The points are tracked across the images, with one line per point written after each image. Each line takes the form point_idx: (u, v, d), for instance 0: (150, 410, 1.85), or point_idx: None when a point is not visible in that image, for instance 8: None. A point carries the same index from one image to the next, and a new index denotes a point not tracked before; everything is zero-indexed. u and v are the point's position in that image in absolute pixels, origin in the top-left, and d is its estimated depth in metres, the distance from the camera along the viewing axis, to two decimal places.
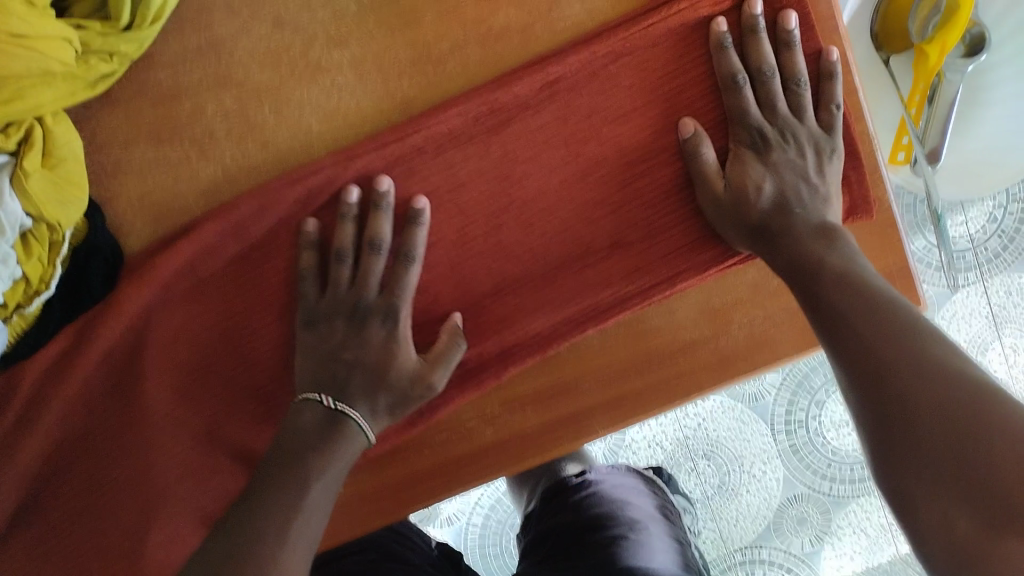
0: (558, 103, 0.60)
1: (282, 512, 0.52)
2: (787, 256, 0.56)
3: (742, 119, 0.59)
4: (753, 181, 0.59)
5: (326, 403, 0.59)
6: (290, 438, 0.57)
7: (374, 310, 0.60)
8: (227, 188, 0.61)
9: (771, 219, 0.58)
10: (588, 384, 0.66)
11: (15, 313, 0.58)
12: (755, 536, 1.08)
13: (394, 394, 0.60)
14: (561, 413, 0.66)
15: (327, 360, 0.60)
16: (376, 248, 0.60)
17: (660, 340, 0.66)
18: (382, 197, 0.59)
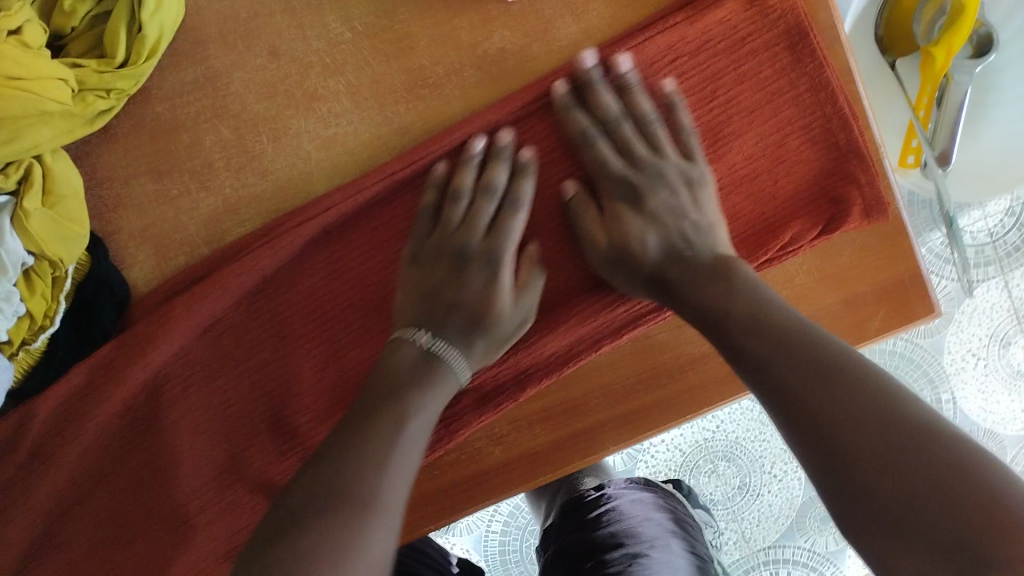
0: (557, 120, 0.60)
1: (379, 447, 0.49)
2: (688, 306, 0.52)
3: (602, 172, 0.57)
4: (633, 233, 0.56)
5: (423, 343, 0.55)
6: (384, 376, 0.54)
7: (476, 251, 0.57)
8: (228, 218, 0.61)
9: (667, 266, 0.54)
10: (597, 401, 0.65)
11: (21, 350, 0.58)
12: (778, 536, 1.10)
13: (487, 338, 0.56)
14: (573, 430, 0.66)
15: (431, 303, 0.57)
16: (490, 192, 0.57)
17: (669, 354, 0.65)
18: (502, 149, 0.57)
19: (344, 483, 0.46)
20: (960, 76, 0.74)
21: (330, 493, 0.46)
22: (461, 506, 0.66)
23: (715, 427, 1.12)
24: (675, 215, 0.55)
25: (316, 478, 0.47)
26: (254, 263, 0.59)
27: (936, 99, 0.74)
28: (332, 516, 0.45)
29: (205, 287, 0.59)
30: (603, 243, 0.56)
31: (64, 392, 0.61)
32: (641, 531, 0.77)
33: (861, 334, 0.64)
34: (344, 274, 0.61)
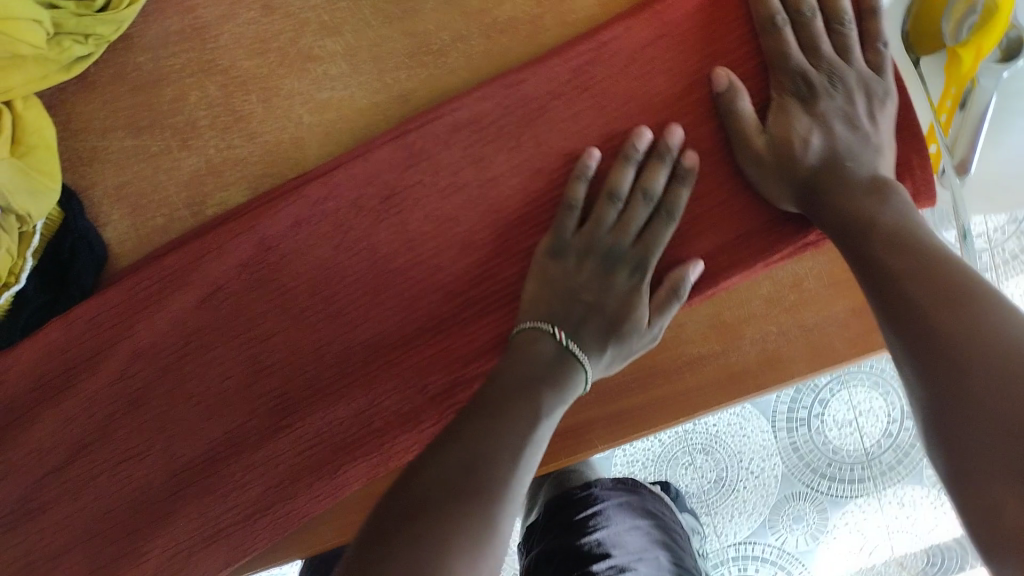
0: (574, 101, 0.55)
1: (514, 444, 0.46)
2: (833, 217, 0.49)
3: (781, 64, 0.52)
4: (799, 134, 0.51)
5: (559, 337, 0.52)
6: (523, 364, 0.51)
7: (621, 254, 0.53)
8: (211, 180, 0.58)
9: (823, 175, 0.50)
10: (588, 396, 0.63)
11: None
12: (750, 532, 1.09)
13: (623, 348, 0.53)
14: (559, 425, 0.63)
15: (567, 297, 0.53)
16: (641, 195, 0.52)
17: (668, 354, 0.62)
18: (668, 150, 0.53)
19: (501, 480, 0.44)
20: (986, 80, 0.70)
21: (463, 503, 0.42)
22: None
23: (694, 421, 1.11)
24: (846, 128, 0.51)
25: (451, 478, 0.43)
26: (252, 226, 0.56)
27: (959, 103, 0.71)
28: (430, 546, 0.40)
29: (201, 244, 0.57)
30: (760, 144, 0.51)
31: (40, 350, 0.58)
32: (627, 541, 0.78)
33: (869, 344, 0.62)
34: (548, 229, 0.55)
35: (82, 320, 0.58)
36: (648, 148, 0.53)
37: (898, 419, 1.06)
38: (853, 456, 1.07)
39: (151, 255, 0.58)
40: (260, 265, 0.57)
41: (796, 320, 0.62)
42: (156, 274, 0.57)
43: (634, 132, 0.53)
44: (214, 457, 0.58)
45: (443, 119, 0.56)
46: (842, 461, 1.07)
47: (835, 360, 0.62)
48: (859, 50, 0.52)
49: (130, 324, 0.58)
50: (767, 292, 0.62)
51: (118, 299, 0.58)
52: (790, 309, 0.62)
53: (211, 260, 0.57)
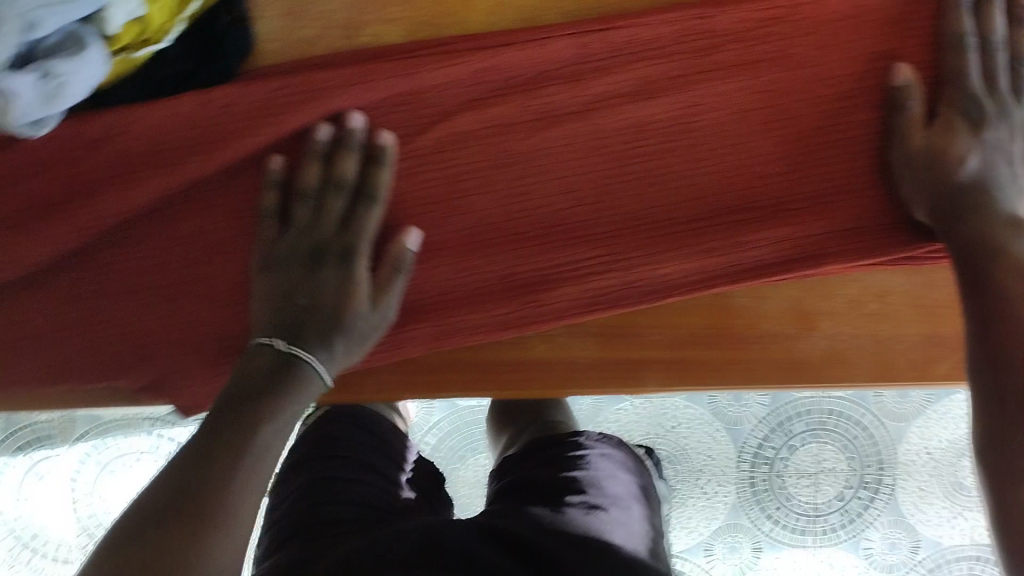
0: (747, 54, 0.58)
1: (239, 451, 0.52)
2: (969, 232, 0.53)
3: (958, 82, 0.55)
4: (958, 150, 0.54)
5: (280, 345, 0.56)
6: (241, 382, 0.55)
7: (335, 244, 0.57)
8: (377, 14, 0.59)
9: (964, 191, 0.54)
10: (658, 336, 0.63)
11: (120, 55, 0.51)
12: (684, 548, 1.14)
13: (346, 336, 0.57)
14: (621, 355, 0.64)
15: (285, 302, 0.57)
16: (327, 179, 0.57)
17: (743, 321, 0.63)
18: (351, 133, 0.57)
19: (216, 504, 0.49)
20: None
21: (176, 529, 0.47)
22: (485, 389, 0.64)
23: (666, 429, 1.15)
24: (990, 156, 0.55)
25: (167, 500, 0.48)
26: (415, 72, 0.58)
27: None
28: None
29: (356, 70, 0.57)
30: (919, 144, 0.55)
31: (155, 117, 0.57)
32: (606, 486, 0.79)
33: (925, 372, 0.64)
34: (258, 237, 0.59)
35: (208, 99, 0.57)
36: (328, 142, 0.57)
37: (856, 485, 1.12)
38: (802, 509, 1.12)
39: (302, 61, 0.59)
40: (404, 109, 0.58)
41: (869, 328, 0.63)
42: (300, 84, 0.57)
43: (315, 125, 0.57)
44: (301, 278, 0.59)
45: (620, 31, 0.59)
46: (793, 509, 1.12)
47: (891, 377, 0.64)
48: None
49: (257, 124, 0.57)
50: (851, 294, 0.63)
51: (256, 96, 0.57)
52: (868, 316, 0.63)
53: (356, 86, 0.57)
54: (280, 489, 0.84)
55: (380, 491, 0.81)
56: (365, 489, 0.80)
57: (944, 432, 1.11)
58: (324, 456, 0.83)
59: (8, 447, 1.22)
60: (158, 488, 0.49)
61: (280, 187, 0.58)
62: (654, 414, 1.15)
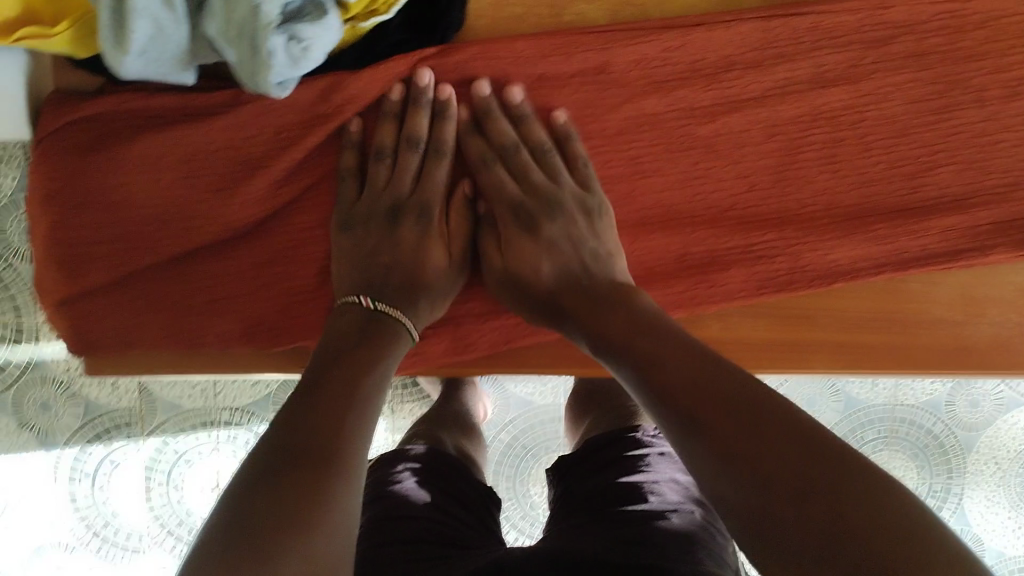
0: (928, 44, 0.60)
1: (348, 391, 0.50)
2: (588, 326, 0.54)
3: (498, 189, 0.60)
4: (529, 263, 0.59)
5: (366, 303, 0.58)
6: (331, 339, 0.55)
7: (499, 210, 0.60)
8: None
9: (562, 292, 0.58)
10: (827, 321, 0.64)
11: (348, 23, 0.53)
12: (751, 555, 1.12)
13: (431, 293, 0.59)
14: (795, 338, 0.64)
15: (376, 263, 0.59)
16: (501, 150, 0.60)
17: (908, 307, 0.64)
18: (421, 92, 0.59)
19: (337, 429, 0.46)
20: None
21: (300, 468, 0.42)
22: None
23: None
24: (601, 262, 0.58)
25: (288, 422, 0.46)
26: (615, 48, 0.60)
27: None
28: (297, 534, 0.39)
29: (558, 45, 0.59)
30: (499, 267, 0.60)
31: (378, 84, 0.58)
32: (665, 492, 0.77)
33: None
34: (338, 199, 0.61)
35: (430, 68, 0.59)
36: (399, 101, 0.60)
37: None
38: None
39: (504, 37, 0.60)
40: (599, 85, 0.60)
41: None
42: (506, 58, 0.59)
43: (388, 86, 0.59)
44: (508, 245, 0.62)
45: (810, 16, 0.60)
46: None
47: None
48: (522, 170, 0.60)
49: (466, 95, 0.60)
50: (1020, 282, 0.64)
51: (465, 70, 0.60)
52: None
53: (557, 63, 0.60)
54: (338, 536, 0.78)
55: (451, 532, 0.75)
56: (428, 527, 0.74)
57: None
58: (378, 496, 0.78)
59: (78, 438, 1.07)
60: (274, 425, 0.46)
61: (356, 149, 0.60)
62: None
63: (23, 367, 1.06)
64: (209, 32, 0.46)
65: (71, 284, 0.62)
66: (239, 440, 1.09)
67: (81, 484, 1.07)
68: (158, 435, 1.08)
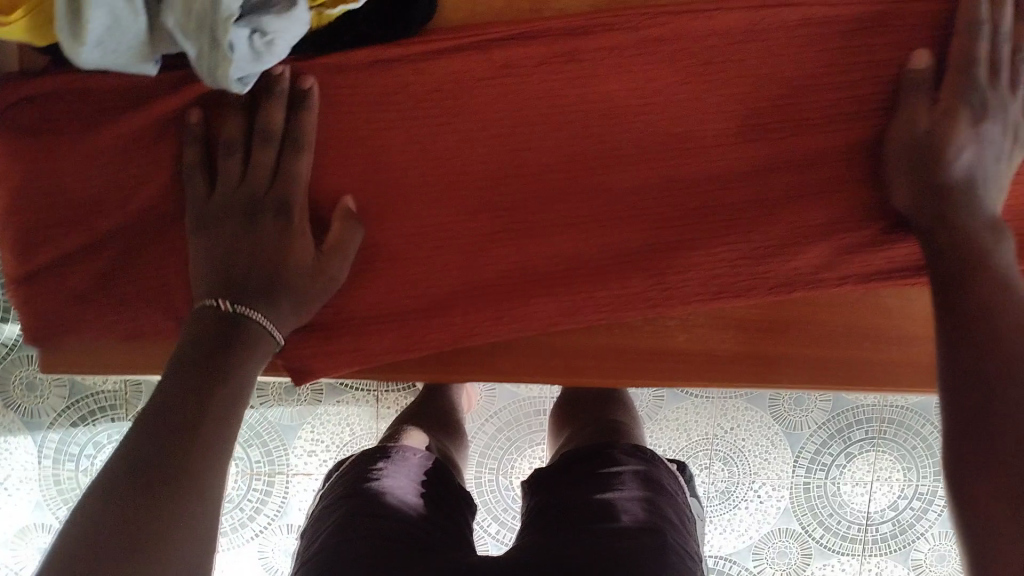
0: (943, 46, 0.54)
1: (195, 422, 0.44)
2: (948, 238, 0.50)
3: (966, 68, 0.52)
4: (955, 143, 0.51)
5: (223, 307, 0.50)
6: (190, 344, 0.48)
7: (954, 80, 0.52)
8: None
9: (954, 190, 0.51)
10: (799, 332, 0.63)
11: (315, 9, 0.49)
12: (733, 550, 1.08)
13: (295, 295, 0.53)
14: (764, 348, 0.63)
15: (230, 261, 0.52)
16: (995, 31, 0.52)
17: (883, 321, 0.63)
18: (275, 81, 0.52)
19: (200, 459, 0.42)
20: None
21: (148, 509, 0.39)
22: (616, 378, 0.63)
23: (725, 431, 1.08)
24: (998, 190, 0.53)
25: (147, 445, 0.42)
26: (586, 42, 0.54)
27: None
28: None
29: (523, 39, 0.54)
30: (922, 124, 0.52)
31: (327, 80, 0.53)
32: (636, 511, 0.74)
33: None
34: (192, 190, 0.54)
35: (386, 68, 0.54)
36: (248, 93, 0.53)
37: (910, 496, 1.07)
38: (856, 517, 1.08)
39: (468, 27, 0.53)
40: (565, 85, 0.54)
41: None
42: (471, 57, 0.54)
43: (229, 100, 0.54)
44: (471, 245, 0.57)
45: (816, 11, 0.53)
46: (844, 516, 1.08)
47: None
48: (1006, 71, 0.52)
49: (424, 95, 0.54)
50: None
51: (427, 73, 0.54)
52: None
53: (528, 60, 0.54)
54: (312, 528, 0.75)
55: (423, 531, 0.72)
56: (402, 529, 0.71)
57: None
58: (352, 490, 0.75)
59: (63, 421, 1.03)
60: (123, 445, 0.42)
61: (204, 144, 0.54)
62: (715, 411, 1.07)
63: (7, 347, 1.02)
64: (167, 22, 0.45)
65: (16, 273, 0.58)
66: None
67: (66, 465, 1.03)
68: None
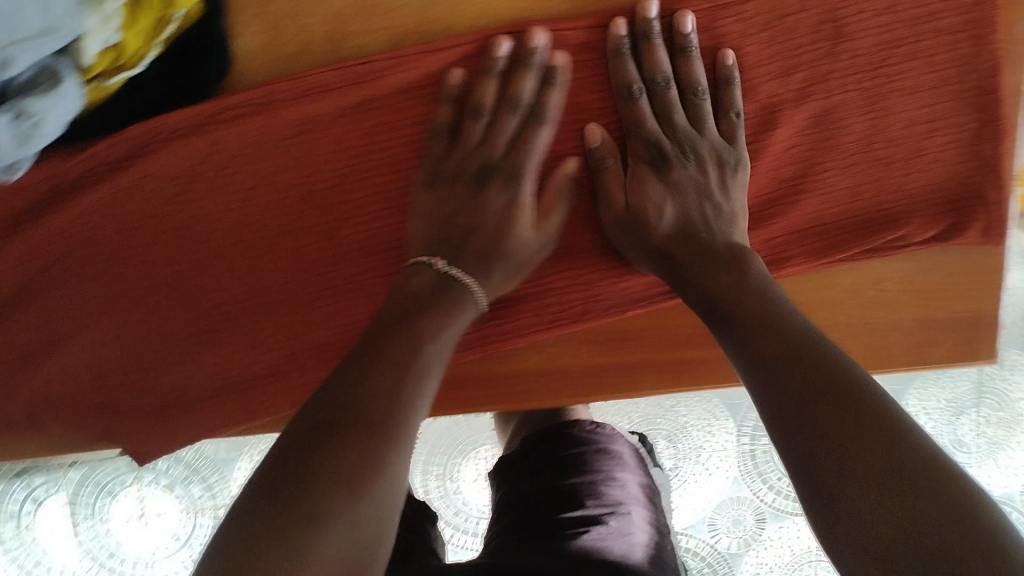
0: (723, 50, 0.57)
1: (390, 388, 0.46)
2: (699, 288, 0.52)
3: (637, 129, 0.56)
4: (652, 204, 0.56)
5: (439, 266, 0.55)
6: (405, 298, 0.53)
7: (634, 143, 0.57)
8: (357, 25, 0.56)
9: (676, 244, 0.55)
10: (647, 340, 0.63)
11: (91, 81, 0.49)
12: (687, 522, 1.00)
13: (506, 263, 0.56)
14: (614, 359, 0.63)
15: (446, 228, 0.56)
16: (651, 83, 0.56)
17: None
18: (534, 51, 0.55)
19: (385, 419, 0.44)
20: None
21: (332, 459, 0.41)
22: (477, 406, 0.64)
23: (666, 406, 1.02)
24: (729, 221, 0.55)
25: (327, 410, 0.44)
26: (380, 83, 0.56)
27: None
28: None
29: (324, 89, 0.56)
30: (620, 205, 0.56)
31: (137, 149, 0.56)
32: (605, 494, 0.73)
33: (921, 358, 0.62)
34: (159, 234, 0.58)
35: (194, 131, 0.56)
36: (507, 58, 0.56)
37: None
38: None
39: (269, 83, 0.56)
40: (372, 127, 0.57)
41: (865, 317, 0.61)
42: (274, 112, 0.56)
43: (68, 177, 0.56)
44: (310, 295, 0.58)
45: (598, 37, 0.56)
46: None
47: (888, 366, 0.61)
48: (710, 121, 0.57)
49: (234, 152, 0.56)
50: (849, 284, 0.61)
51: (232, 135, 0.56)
52: (865, 307, 0.61)
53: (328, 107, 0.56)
54: None
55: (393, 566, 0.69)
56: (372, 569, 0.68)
57: (944, 392, 0.93)
58: None
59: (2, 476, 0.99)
60: (301, 414, 0.44)
61: (456, 102, 0.56)
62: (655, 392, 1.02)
63: None
64: None
65: None
66: (159, 466, 0.99)
67: (7, 523, 0.99)
68: (77, 467, 1.00)
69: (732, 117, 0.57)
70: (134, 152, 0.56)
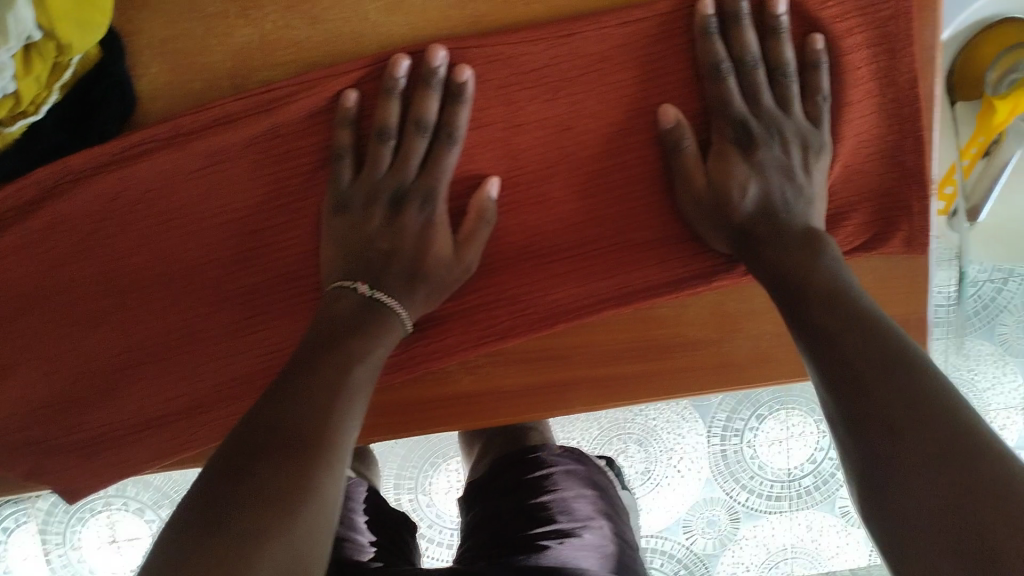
0: (628, 71, 0.57)
1: (325, 396, 0.48)
2: (768, 263, 0.52)
3: (723, 110, 0.55)
4: (736, 182, 0.55)
5: (362, 291, 0.56)
6: (327, 321, 0.54)
7: (718, 122, 0.56)
8: (260, 58, 0.56)
9: (755, 223, 0.55)
10: (579, 357, 0.62)
11: None
12: (662, 527, 1.00)
13: (430, 283, 0.57)
14: (552, 377, 0.63)
15: (363, 254, 0.57)
16: (740, 62, 0.55)
17: (663, 332, 0.62)
18: (433, 72, 0.54)
19: (320, 430, 0.45)
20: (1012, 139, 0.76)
21: (269, 464, 0.42)
22: (410, 429, 0.64)
23: (635, 409, 1.00)
24: (803, 203, 0.55)
25: (270, 419, 0.45)
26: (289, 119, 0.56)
27: (983, 151, 0.77)
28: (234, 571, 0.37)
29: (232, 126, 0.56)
30: (700, 183, 0.56)
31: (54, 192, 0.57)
32: (573, 511, 0.72)
33: None
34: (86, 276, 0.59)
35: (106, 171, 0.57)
36: (406, 80, 0.55)
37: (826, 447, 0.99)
38: (779, 475, 0.99)
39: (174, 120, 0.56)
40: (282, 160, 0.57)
41: None
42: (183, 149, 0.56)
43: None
44: (229, 327, 0.59)
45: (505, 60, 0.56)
46: (766, 476, 0.99)
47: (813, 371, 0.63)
48: (797, 103, 0.56)
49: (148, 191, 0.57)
50: None
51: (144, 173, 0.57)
52: None
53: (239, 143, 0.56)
54: None
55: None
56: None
57: None
58: None
59: None
60: (240, 425, 0.45)
61: (355, 123, 0.56)
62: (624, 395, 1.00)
63: None
64: None
65: None
66: (128, 492, 0.98)
67: None
68: (45, 497, 0.99)
69: (817, 101, 0.56)
70: (43, 196, 0.57)
